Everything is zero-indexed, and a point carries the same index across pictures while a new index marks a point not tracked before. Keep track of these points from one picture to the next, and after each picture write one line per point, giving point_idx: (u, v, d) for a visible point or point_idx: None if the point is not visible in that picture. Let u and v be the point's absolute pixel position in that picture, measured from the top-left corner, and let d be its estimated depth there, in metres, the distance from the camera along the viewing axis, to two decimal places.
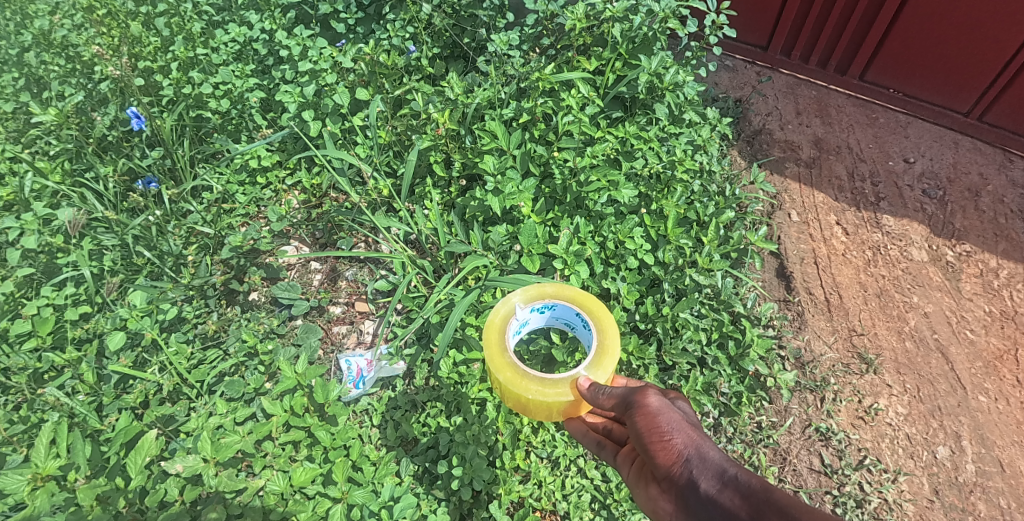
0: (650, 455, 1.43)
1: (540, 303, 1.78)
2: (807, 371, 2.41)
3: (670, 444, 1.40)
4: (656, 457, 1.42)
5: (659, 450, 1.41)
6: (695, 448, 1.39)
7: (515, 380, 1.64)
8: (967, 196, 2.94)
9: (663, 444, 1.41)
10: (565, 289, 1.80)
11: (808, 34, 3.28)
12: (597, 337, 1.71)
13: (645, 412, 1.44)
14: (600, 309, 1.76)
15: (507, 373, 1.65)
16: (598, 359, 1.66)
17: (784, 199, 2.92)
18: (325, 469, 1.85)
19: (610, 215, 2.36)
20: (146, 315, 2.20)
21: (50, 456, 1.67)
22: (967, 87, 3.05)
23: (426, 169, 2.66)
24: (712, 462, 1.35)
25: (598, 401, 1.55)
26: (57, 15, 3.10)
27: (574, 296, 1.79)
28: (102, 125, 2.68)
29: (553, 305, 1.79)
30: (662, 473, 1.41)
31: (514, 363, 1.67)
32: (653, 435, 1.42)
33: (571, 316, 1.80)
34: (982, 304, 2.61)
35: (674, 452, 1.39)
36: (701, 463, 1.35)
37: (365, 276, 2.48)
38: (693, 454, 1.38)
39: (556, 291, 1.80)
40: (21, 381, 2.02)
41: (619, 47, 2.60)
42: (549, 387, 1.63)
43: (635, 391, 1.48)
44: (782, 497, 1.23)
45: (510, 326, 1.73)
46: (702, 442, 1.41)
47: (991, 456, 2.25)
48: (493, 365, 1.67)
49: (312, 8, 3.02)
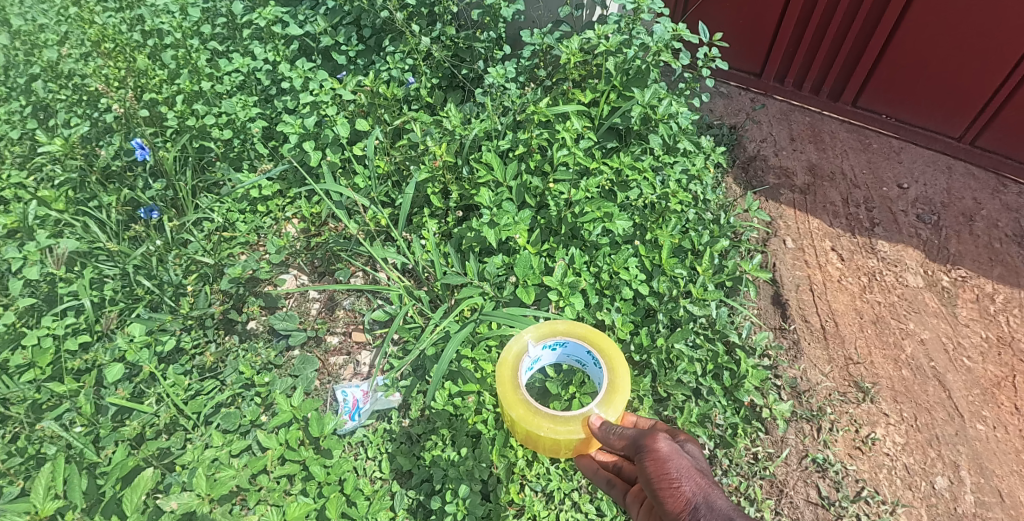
0: (659, 500, 1.44)
1: (551, 340, 1.84)
2: (803, 400, 2.40)
3: (679, 490, 1.41)
4: (664, 502, 1.42)
5: (668, 496, 1.42)
6: (704, 496, 1.38)
7: (527, 417, 1.70)
8: (961, 221, 2.96)
9: (671, 491, 1.41)
10: (577, 327, 1.87)
11: (800, 61, 3.34)
12: (608, 376, 1.76)
13: (654, 457, 1.47)
14: (611, 348, 1.82)
15: (519, 410, 1.71)
16: (609, 397, 1.72)
17: (779, 226, 2.94)
18: (319, 504, 1.86)
19: (606, 246, 2.41)
20: (145, 346, 2.21)
21: (49, 496, 1.70)
22: (959, 113, 3.10)
23: (423, 200, 2.70)
24: (720, 511, 1.34)
25: (608, 440, 1.59)
26: (66, 45, 3.16)
27: (585, 334, 1.85)
28: (106, 155, 2.74)
29: (564, 342, 1.85)
30: (670, 520, 1.41)
31: (526, 400, 1.72)
32: (663, 480, 1.43)
33: (582, 354, 1.86)
34: (979, 330, 2.62)
35: (682, 498, 1.39)
36: (709, 512, 1.35)
37: (362, 306, 2.51)
38: (702, 503, 1.37)
39: (568, 329, 1.87)
40: (19, 412, 2.02)
41: (613, 80, 2.66)
42: (560, 424, 1.68)
43: (646, 435, 1.52)
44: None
45: (522, 363, 1.78)
46: (711, 490, 1.40)
47: (990, 486, 2.24)
48: (506, 402, 1.73)
49: (314, 40, 3.08)
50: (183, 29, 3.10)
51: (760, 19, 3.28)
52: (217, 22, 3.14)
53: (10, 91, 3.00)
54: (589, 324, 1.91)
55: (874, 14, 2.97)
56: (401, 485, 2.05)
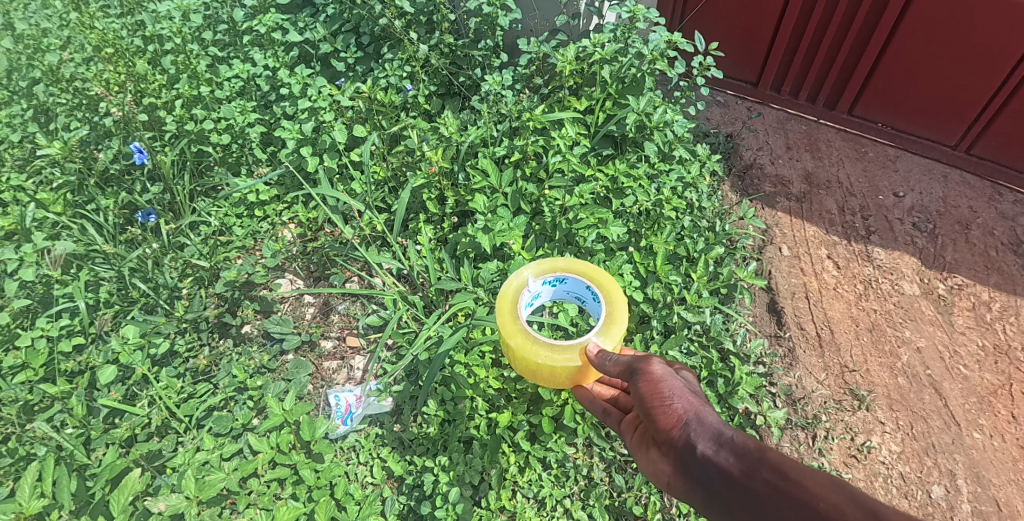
0: (651, 419, 1.47)
1: (551, 276, 2.01)
2: (798, 408, 2.40)
3: (671, 408, 1.44)
4: (656, 420, 1.45)
5: (660, 413, 1.44)
6: (695, 413, 1.41)
7: (526, 345, 1.84)
8: (957, 229, 2.96)
9: (663, 408, 1.44)
10: (577, 264, 2.03)
11: (796, 70, 3.36)
12: (606, 309, 1.91)
13: (649, 377, 1.51)
14: (609, 284, 1.97)
15: (518, 338, 1.86)
16: (606, 328, 1.86)
17: (775, 234, 2.94)
18: (309, 508, 1.85)
19: (601, 252, 2.41)
20: (138, 349, 2.21)
21: (34, 496, 1.67)
22: (954, 121, 3.11)
23: (420, 205, 2.72)
24: (710, 426, 1.37)
25: (605, 367, 1.67)
26: (68, 49, 3.19)
27: (585, 271, 2.02)
28: (105, 159, 2.76)
29: (564, 277, 2.02)
30: (661, 437, 1.43)
31: (525, 330, 1.87)
32: (655, 399, 1.46)
33: (582, 289, 2.03)
34: (975, 338, 2.61)
35: (674, 415, 1.42)
36: (699, 426, 1.38)
37: (357, 311, 2.51)
38: (693, 418, 1.40)
39: (568, 266, 2.04)
40: (10, 413, 2.00)
41: (609, 88, 2.69)
42: (558, 352, 1.81)
43: (641, 360, 1.57)
44: (777, 456, 1.24)
45: (522, 297, 1.95)
46: (702, 408, 1.44)
47: (987, 496, 2.22)
48: (506, 331, 1.88)
49: (313, 48, 3.13)
50: (183, 34, 3.09)
51: (756, 29, 3.30)
52: (219, 28, 3.18)
53: (12, 95, 3.04)
54: (588, 263, 2.07)
55: (869, 23, 3.00)
56: (392, 490, 2.04)
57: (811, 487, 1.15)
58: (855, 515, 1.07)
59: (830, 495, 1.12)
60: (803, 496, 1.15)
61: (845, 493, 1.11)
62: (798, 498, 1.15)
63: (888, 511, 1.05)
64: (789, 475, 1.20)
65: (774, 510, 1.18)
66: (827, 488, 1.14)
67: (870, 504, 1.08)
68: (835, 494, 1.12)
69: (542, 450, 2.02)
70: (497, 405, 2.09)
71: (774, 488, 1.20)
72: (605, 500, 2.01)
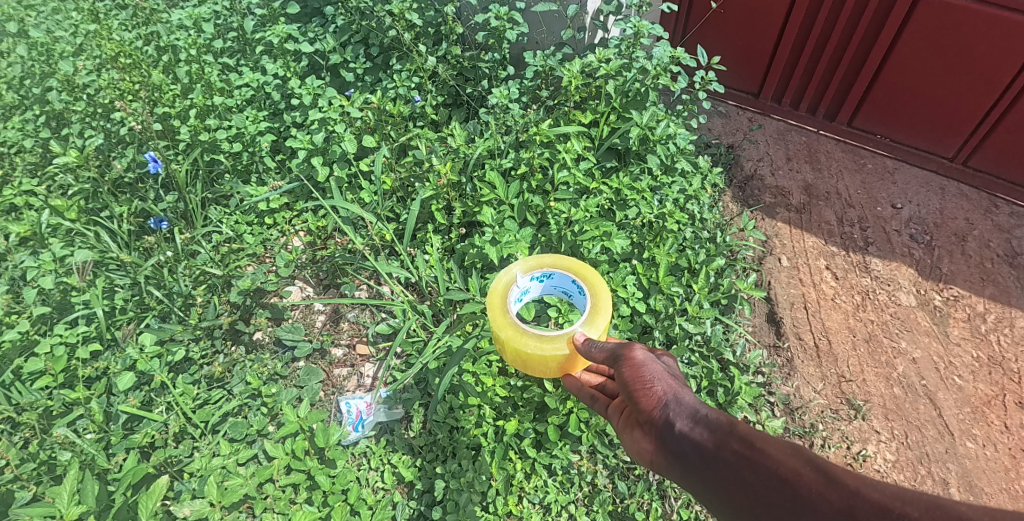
0: (634, 401, 1.52)
1: (538, 272, 2.06)
2: (796, 417, 2.46)
3: (651, 390, 1.49)
4: (638, 403, 1.50)
5: (642, 396, 1.49)
6: (674, 394, 1.46)
7: (516, 337, 1.90)
8: (954, 240, 3.02)
9: (644, 391, 1.49)
10: (563, 259, 2.09)
11: (797, 82, 3.42)
12: (591, 300, 1.97)
13: (631, 363, 1.56)
14: (594, 277, 2.03)
15: (509, 331, 1.92)
16: (591, 318, 1.92)
17: (774, 244, 3.01)
18: (323, 513, 1.92)
19: (604, 263, 2.47)
20: (155, 357, 2.29)
21: (72, 502, 1.75)
22: (951, 133, 3.18)
23: (428, 215, 2.77)
24: (687, 405, 1.42)
25: (590, 354, 1.74)
26: (81, 56, 3.25)
27: (571, 266, 2.07)
28: (119, 167, 2.81)
29: (551, 273, 2.07)
30: (643, 418, 1.48)
31: (514, 323, 1.93)
32: (637, 382, 1.52)
33: (568, 284, 2.08)
34: (969, 349, 2.67)
35: (654, 397, 1.47)
36: (677, 406, 1.43)
37: (366, 319, 2.57)
38: (671, 399, 1.45)
39: (554, 262, 2.09)
40: (32, 419, 2.08)
41: (613, 101, 2.74)
42: (546, 342, 1.87)
43: (624, 347, 1.62)
44: (746, 429, 1.30)
45: (511, 292, 2.00)
46: (682, 390, 1.48)
47: (979, 504, 2.29)
48: (496, 325, 1.94)
49: (323, 58, 3.18)
50: (197, 45, 3.15)
51: (758, 42, 3.37)
52: (229, 37, 3.24)
53: (25, 101, 3.08)
54: (573, 259, 2.13)
55: (869, 36, 3.06)
56: (402, 495, 2.11)
57: (774, 454, 1.21)
58: (812, 477, 1.14)
59: (791, 461, 1.18)
60: (766, 463, 1.21)
61: (804, 458, 1.17)
62: (763, 465, 1.21)
63: (844, 474, 1.12)
64: (756, 445, 1.25)
65: (741, 477, 1.23)
66: (788, 455, 1.20)
67: (826, 467, 1.14)
68: (796, 460, 1.18)
69: (547, 457, 2.09)
70: (504, 413, 2.16)
71: (742, 457, 1.25)
72: (607, 506, 2.07)
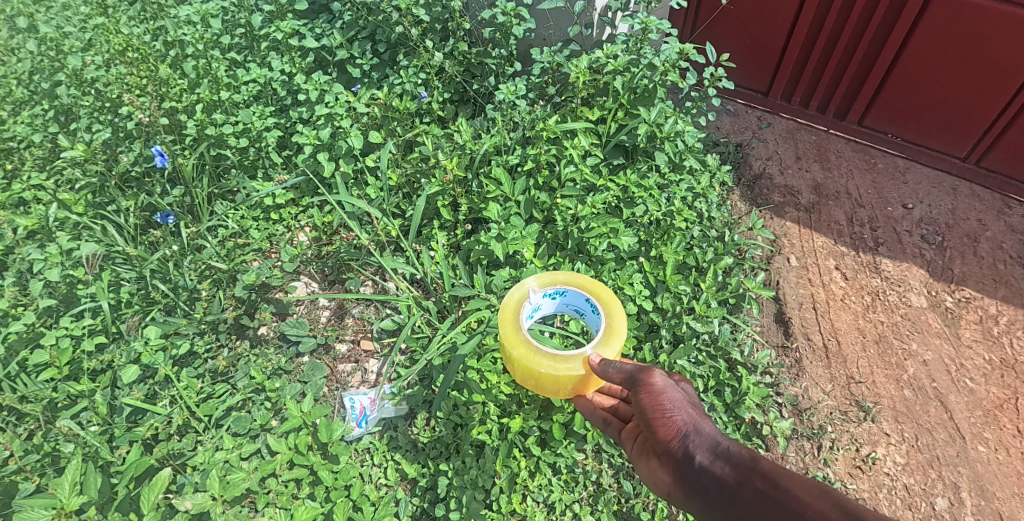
0: (651, 429, 1.54)
1: (552, 288, 2.02)
2: (804, 418, 2.42)
3: (670, 419, 1.51)
4: (656, 431, 1.53)
5: (660, 425, 1.52)
6: (693, 424, 1.49)
7: (528, 356, 1.87)
8: (965, 242, 2.98)
9: (663, 420, 1.51)
10: (576, 277, 2.05)
11: (807, 81, 3.39)
12: (605, 320, 1.94)
13: (649, 389, 1.56)
14: (607, 296, 2.00)
15: (521, 349, 1.88)
16: (606, 338, 1.89)
17: (783, 244, 2.98)
18: (326, 509, 1.92)
19: (611, 261, 2.45)
20: (160, 350, 2.29)
21: (73, 492, 1.73)
22: (963, 134, 3.14)
23: (433, 211, 2.76)
24: (707, 436, 1.46)
25: (607, 375, 1.72)
26: (89, 51, 3.25)
27: (584, 284, 2.03)
28: (126, 161, 2.80)
29: (564, 291, 2.03)
30: (661, 447, 1.51)
31: (527, 341, 1.89)
32: (656, 411, 1.53)
33: (581, 302, 2.04)
34: (981, 352, 2.63)
35: (673, 427, 1.50)
36: (697, 437, 1.46)
37: (371, 315, 2.56)
38: (691, 430, 1.48)
39: (568, 279, 2.05)
40: (36, 411, 2.08)
41: (621, 98, 2.72)
42: (560, 362, 1.84)
43: (642, 370, 1.62)
44: (769, 466, 1.33)
45: (523, 309, 1.96)
46: (700, 419, 1.51)
47: (990, 509, 2.24)
48: (508, 342, 1.90)
49: (330, 54, 3.16)
50: (204, 40, 3.15)
51: (768, 39, 3.33)
52: (237, 32, 3.25)
53: (34, 95, 3.09)
54: (587, 276, 2.09)
55: (881, 34, 3.02)
56: (405, 492, 2.10)
57: (800, 494, 1.24)
58: (839, 520, 1.16)
59: (817, 502, 1.20)
60: (792, 502, 1.24)
61: (830, 499, 1.20)
62: (788, 505, 1.24)
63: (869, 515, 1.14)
64: (780, 484, 1.28)
65: (764, 515, 1.26)
66: (814, 495, 1.22)
67: (853, 508, 1.16)
68: (822, 501, 1.20)
69: (552, 456, 2.08)
70: (509, 410, 2.13)
71: (766, 495, 1.28)
72: (612, 506, 2.05)
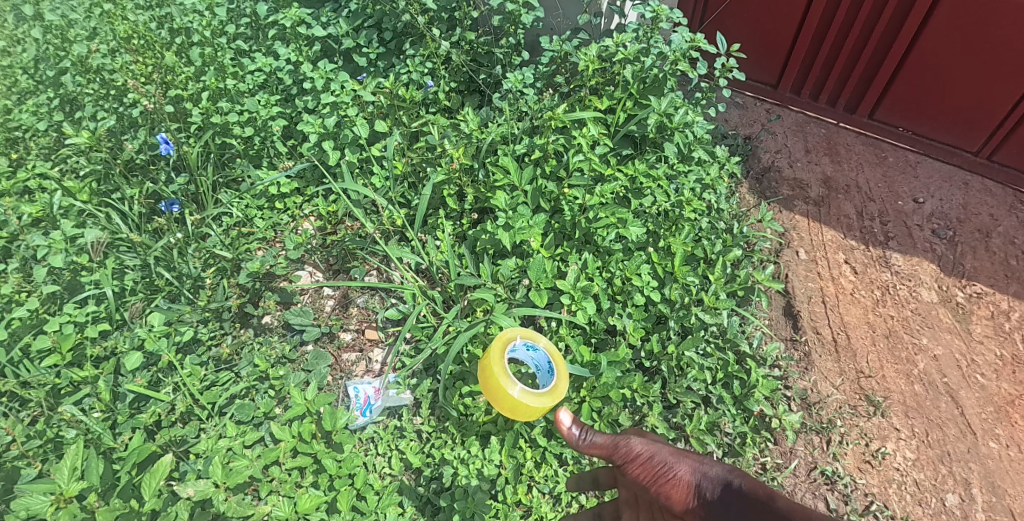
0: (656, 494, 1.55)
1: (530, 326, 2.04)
2: (813, 412, 2.39)
3: (672, 481, 1.52)
4: (662, 497, 1.54)
5: (663, 488, 1.53)
6: (693, 476, 1.52)
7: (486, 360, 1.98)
8: (977, 236, 2.94)
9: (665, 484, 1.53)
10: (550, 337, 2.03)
11: (817, 74, 3.35)
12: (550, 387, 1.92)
13: (637, 459, 1.59)
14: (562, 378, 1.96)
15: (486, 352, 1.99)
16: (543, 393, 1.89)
17: (792, 237, 2.94)
18: (330, 497, 1.90)
19: (619, 252, 2.42)
20: (164, 336, 2.27)
21: (73, 478, 1.72)
22: (976, 127, 3.09)
23: (439, 201, 2.74)
24: (710, 482, 1.49)
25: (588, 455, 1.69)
26: (94, 40, 3.20)
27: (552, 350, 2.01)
28: (130, 149, 2.78)
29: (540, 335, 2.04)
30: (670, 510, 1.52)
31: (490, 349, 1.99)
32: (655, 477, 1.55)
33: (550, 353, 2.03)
34: (993, 347, 2.59)
35: (676, 485, 1.52)
36: (702, 488, 1.48)
37: (376, 304, 2.55)
38: (693, 483, 1.50)
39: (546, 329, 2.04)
40: (39, 397, 2.07)
41: (630, 87, 2.68)
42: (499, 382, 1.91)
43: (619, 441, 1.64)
44: (774, 498, 1.37)
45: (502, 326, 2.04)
46: (697, 466, 1.54)
47: (1001, 505, 2.21)
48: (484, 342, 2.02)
49: (336, 42, 3.13)
50: (210, 28, 3.11)
51: (778, 30, 3.29)
52: (241, 21, 3.21)
53: (38, 83, 3.05)
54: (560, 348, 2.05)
55: (894, 25, 2.97)
56: (409, 482, 2.08)
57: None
58: None
59: None
60: None
61: None
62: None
63: None
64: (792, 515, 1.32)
65: None
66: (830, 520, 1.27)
67: None
68: None
69: (558, 446, 2.07)
70: None
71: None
72: (619, 497, 2.07)
